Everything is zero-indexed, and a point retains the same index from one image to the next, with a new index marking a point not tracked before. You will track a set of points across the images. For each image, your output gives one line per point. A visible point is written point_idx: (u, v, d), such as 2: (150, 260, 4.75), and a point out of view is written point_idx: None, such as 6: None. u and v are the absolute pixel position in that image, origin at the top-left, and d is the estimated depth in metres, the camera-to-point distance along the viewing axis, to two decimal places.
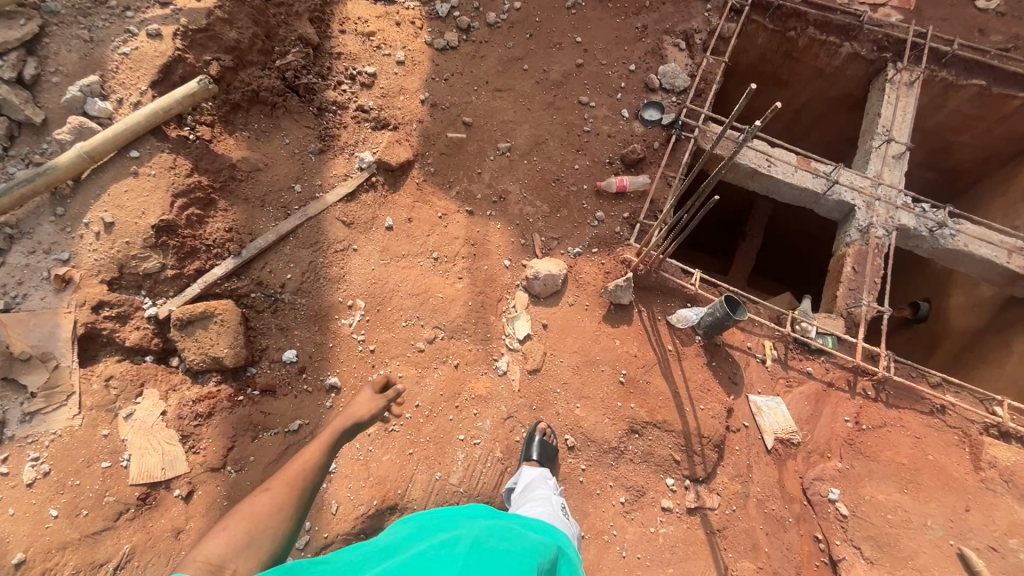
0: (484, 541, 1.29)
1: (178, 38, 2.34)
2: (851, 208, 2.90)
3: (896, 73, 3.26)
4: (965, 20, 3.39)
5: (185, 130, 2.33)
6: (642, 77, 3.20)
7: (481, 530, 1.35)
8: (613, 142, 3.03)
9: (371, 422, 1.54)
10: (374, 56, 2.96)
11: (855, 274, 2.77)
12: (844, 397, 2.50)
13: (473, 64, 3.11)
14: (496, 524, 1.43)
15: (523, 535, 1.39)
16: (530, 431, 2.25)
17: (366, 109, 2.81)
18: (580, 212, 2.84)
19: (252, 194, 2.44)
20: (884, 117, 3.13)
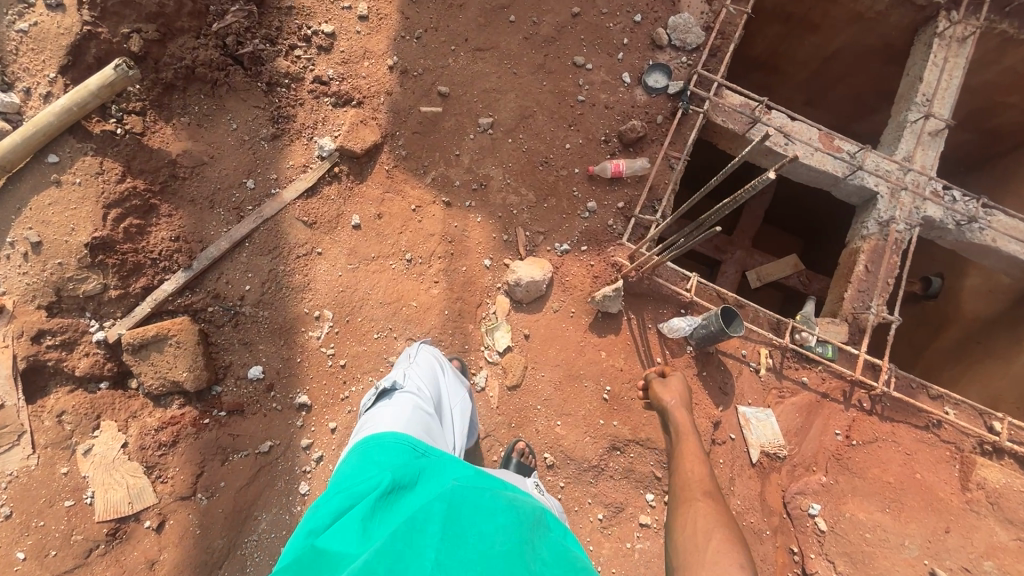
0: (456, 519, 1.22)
1: (84, 7, 1.97)
2: (872, 195, 2.61)
3: (946, 25, 2.76)
4: None
5: (110, 124, 2.02)
6: (648, 30, 2.74)
7: (453, 498, 1.28)
8: (611, 115, 2.66)
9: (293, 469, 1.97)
10: (333, 9, 2.51)
11: (867, 274, 2.54)
12: (838, 409, 2.41)
13: (449, 16, 2.66)
14: (469, 487, 1.36)
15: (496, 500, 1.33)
16: (506, 453, 2.17)
17: (326, 80, 2.43)
18: (569, 201, 2.56)
19: (199, 194, 2.18)
20: (927, 82, 2.71)
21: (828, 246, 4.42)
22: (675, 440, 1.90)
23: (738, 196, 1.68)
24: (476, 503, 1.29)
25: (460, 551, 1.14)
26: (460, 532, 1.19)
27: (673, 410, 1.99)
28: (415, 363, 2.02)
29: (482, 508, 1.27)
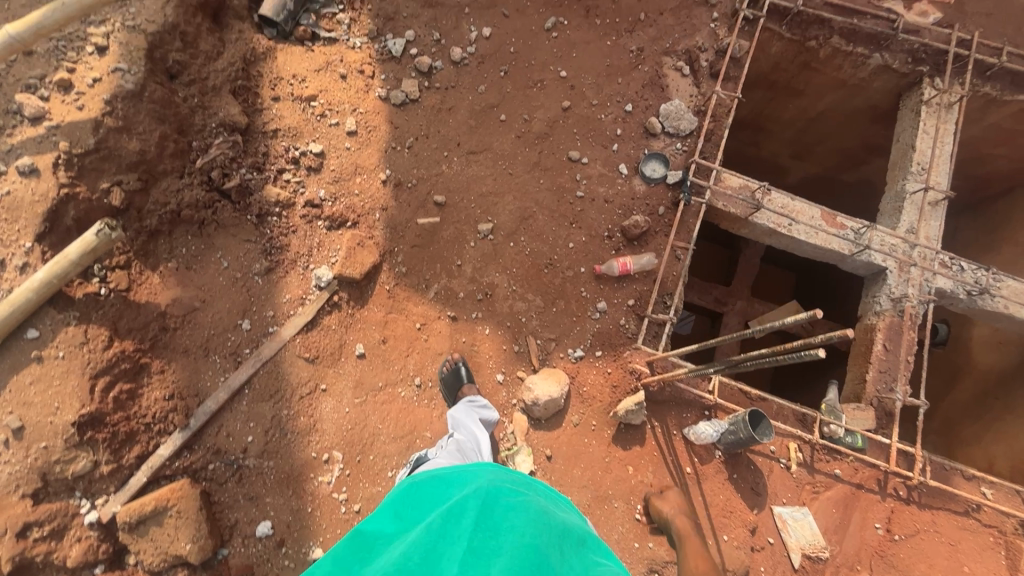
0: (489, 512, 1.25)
1: (60, 168, 1.85)
2: (881, 270, 2.58)
3: (931, 92, 2.79)
4: (1012, 17, 2.90)
5: (93, 285, 1.90)
6: (641, 119, 2.72)
7: (488, 492, 1.32)
8: (611, 209, 2.61)
9: None
10: (321, 126, 2.45)
11: (887, 353, 2.49)
12: (875, 500, 2.32)
13: (439, 121, 2.61)
14: (507, 484, 1.39)
15: (532, 497, 1.35)
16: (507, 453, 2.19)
17: (318, 202, 2.35)
18: (578, 303, 2.48)
19: (192, 344, 2.06)
20: (920, 151, 2.72)
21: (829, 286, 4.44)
22: (681, 544, 1.88)
23: (778, 356, 1.73)
24: (510, 498, 1.31)
25: (489, 542, 1.17)
26: (492, 523, 1.22)
27: (675, 519, 2.00)
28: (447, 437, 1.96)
29: (514, 502, 1.29)
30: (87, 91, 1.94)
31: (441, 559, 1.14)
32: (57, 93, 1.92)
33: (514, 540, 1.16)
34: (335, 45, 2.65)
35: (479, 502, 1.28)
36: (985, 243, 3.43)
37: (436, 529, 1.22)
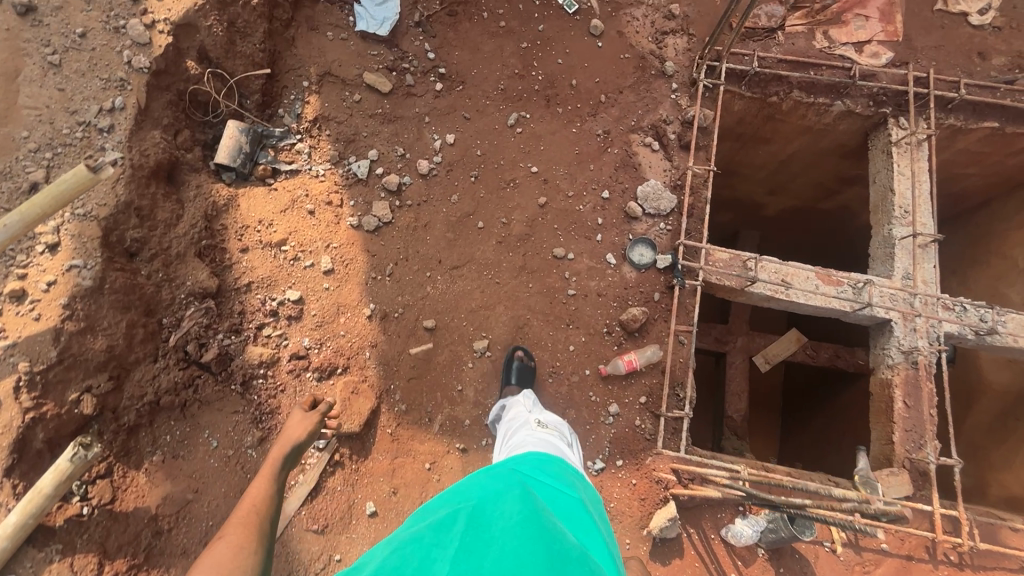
0: (480, 514, 1.31)
1: (22, 391, 1.72)
2: (886, 322, 2.53)
3: (899, 133, 2.79)
4: (960, 46, 2.94)
5: (74, 505, 1.77)
6: (620, 204, 2.67)
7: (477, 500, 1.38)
8: (606, 302, 2.53)
9: (308, 435, 1.92)
10: (295, 269, 2.35)
11: (909, 410, 2.43)
12: (928, 571, 2.23)
13: (417, 239, 2.53)
14: (496, 483, 1.47)
15: (517, 487, 1.43)
16: (507, 359, 2.39)
17: (304, 352, 2.24)
18: (589, 409, 2.38)
19: (191, 541, 1.91)
20: (900, 193, 2.71)
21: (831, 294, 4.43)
22: None
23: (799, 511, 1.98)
24: (500, 495, 1.38)
25: (482, 534, 1.22)
26: (484, 519, 1.27)
27: None
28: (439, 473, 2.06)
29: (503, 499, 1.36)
30: (42, 297, 1.82)
31: (435, 558, 1.19)
32: (10, 306, 1.80)
33: (505, 525, 1.22)
34: (298, 177, 2.57)
35: (469, 511, 1.33)
36: (972, 257, 3.45)
37: (430, 540, 1.25)
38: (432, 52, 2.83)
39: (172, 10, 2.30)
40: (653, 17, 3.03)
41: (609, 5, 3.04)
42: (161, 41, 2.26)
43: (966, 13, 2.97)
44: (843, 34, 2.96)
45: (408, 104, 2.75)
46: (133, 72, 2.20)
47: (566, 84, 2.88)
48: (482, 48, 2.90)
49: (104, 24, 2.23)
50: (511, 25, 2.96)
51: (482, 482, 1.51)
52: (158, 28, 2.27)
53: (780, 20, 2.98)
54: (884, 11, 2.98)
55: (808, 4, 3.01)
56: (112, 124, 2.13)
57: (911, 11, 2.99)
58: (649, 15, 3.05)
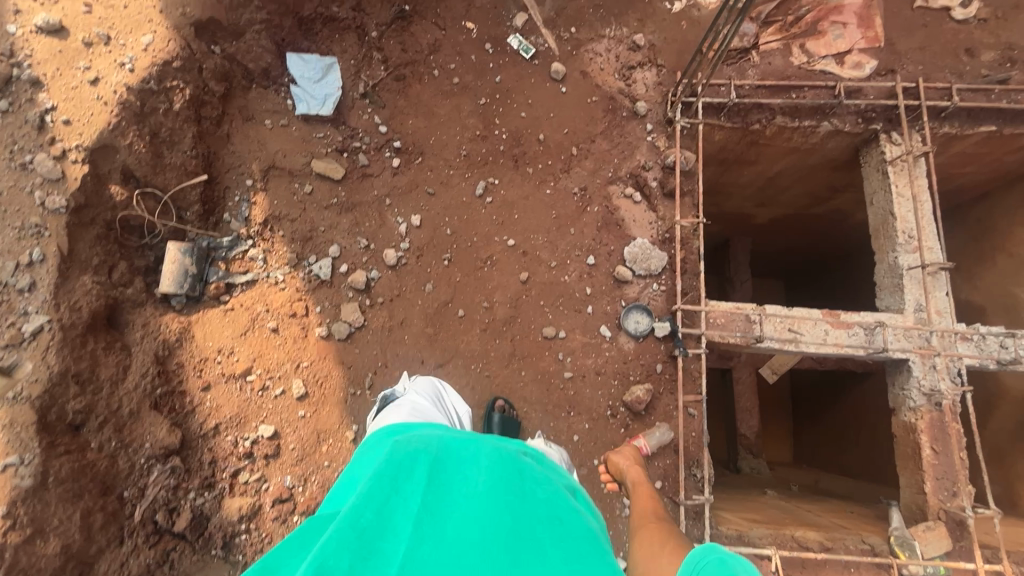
0: (447, 467, 1.27)
1: None
2: (903, 360, 2.38)
3: (893, 150, 2.61)
4: (945, 44, 2.74)
5: None
6: (608, 269, 2.47)
7: (442, 449, 1.33)
8: (606, 381, 2.35)
9: None
10: (266, 400, 2.14)
11: (938, 455, 2.29)
12: None
13: (395, 340, 2.33)
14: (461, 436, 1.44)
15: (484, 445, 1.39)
16: (488, 410, 2.25)
17: (287, 494, 2.06)
18: (603, 503, 2.23)
19: None
20: (902, 216, 2.53)
21: (852, 273, 4.30)
22: None
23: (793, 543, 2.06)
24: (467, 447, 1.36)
25: (447, 495, 1.20)
26: (450, 481, 1.23)
27: None
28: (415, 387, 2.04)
29: (470, 454, 1.33)
30: None
31: (396, 508, 1.13)
32: None
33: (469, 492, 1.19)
34: (255, 288, 2.33)
35: (435, 460, 1.27)
36: (977, 251, 3.30)
37: (397, 481, 1.19)
38: (384, 124, 2.59)
39: (84, 134, 2.04)
40: (616, 51, 2.81)
41: (568, 44, 2.81)
42: (77, 172, 2.01)
43: (948, 7, 2.76)
44: (821, 47, 2.76)
45: (365, 187, 2.51)
46: (49, 214, 1.96)
47: (533, 139, 2.66)
48: (437, 111, 2.66)
49: (9, 163, 1.98)
50: (466, 81, 2.72)
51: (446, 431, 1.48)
52: (70, 158, 2.02)
53: (753, 38, 2.76)
54: (861, 16, 2.77)
55: (780, 18, 2.79)
56: (32, 281, 1.89)
57: (890, 12, 2.79)
58: (613, 49, 2.82)
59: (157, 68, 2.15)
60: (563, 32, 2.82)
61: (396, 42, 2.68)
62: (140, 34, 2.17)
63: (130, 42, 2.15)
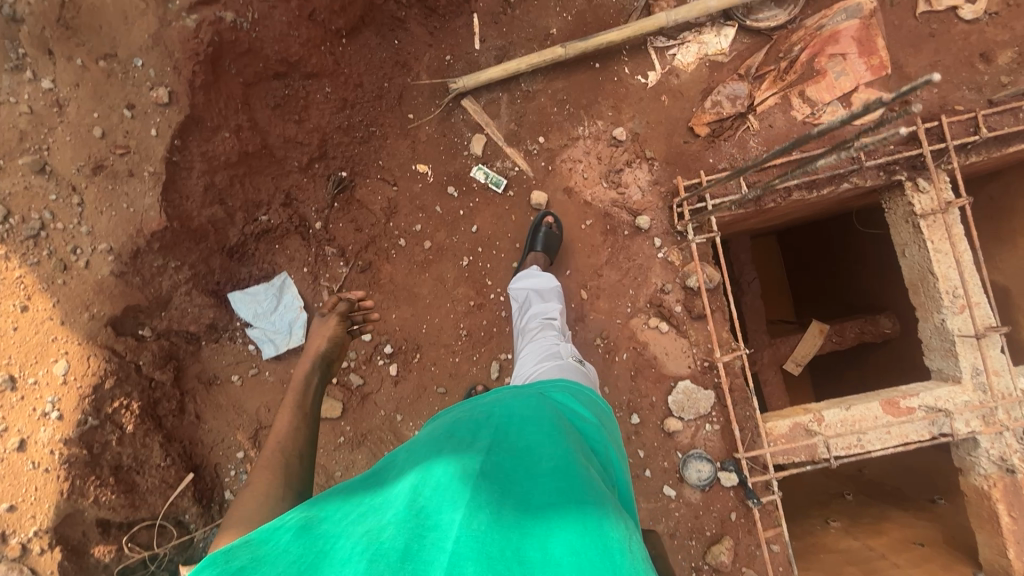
0: (500, 431, 1.14)
1: None
2: (969, 435, 2.30)
3: (922, 202, 2.36)
4: (954, 54, 2.41)
5: None
6: (655, 422, 2.29)
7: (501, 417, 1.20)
8: (683, 543, 2.24)
9: None
10: None
11: (1018, 521, 2.28)
12: None
13: None
14: (506, 400, 1.30)
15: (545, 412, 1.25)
16: None
17: None
18: None
19: None
20: (942, 276, 2.34)
21: (854, 240, 4.17)
22: None
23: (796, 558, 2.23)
24: (520, 410, 1.22)
25: (506, 460, 1.06)
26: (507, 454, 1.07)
27: None
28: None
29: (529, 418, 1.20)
30: None
31: (453, 477, 0.97)
32: None
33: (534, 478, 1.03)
34: None
35: (494, 432, 1.13)
36: (992, 231, 3.19)
37: (448, 456, 1.04)
38: (366, 331, 2.23)
39: (38, 514, 1.68)
40: (597, 152, 2.41)
41: (541, 158, 2.41)
42: (49, 564, 1.68)
43: (955, 7, 2.40)
44: (824, 90, 2.39)
45: (370, 411, 2.21)
46: None
47: None
48: (420, 291, 2.29)
49: None
50: (440, 240, 2.33)
51: (497, 397, 1.34)
52: (35, 548, 1.67)
53: (746, 102, 2.39)
54: (861, 42, 2.39)
55: (771, 66, 2.41)
56: None
57: (890, 28, 2.42)
58: (593, 149, 2.42)
59: (89, 400, 1.74)
60: (531, 145, 2.40)
61: (346, 222, 2.25)
62: (50, 362, 1.73)
63: (43, 377, 1.72)
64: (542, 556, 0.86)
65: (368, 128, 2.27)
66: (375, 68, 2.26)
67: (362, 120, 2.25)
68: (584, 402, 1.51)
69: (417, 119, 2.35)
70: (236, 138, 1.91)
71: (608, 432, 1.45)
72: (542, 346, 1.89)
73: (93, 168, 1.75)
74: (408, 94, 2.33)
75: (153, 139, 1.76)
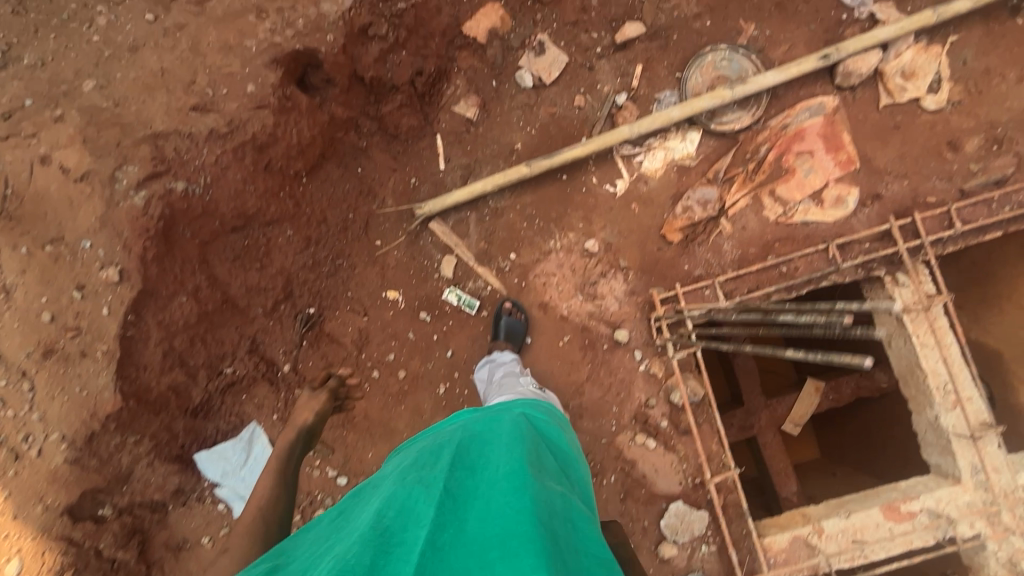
0: (462, 446, 1.20)
1: None
2: (977, 538, 2.21)
3: (904, 297, 2.31)
4: (920, 145, 2.40)
5: None
6: (649, 546, 2.19)
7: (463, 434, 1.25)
8: None
9: None
10: None
11: None
12: None
13: None
14: (468, 418, 1.36)
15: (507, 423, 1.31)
16: None
17: None
18: None
19: None
20: (931, 371, 2.29)
21: None
22: None
23: None
24: (483, 425, 1.28)
25: (465, 476, 1.11)
26: (467, 467, 1.13)
27: None
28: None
29: (492, 430, 1.26)
30: None
31: (416, 501, 1.03)
32: None
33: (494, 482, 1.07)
34: None
35: (454, 447, 1.19)
36: None
37: (413, 478, 1.11)
38: (342, 473, 2.15)
39: None
40: (570, 264, 2.37)
41: (513, 275, 2.36)
42: None
43: (917, 98, 2.40)
44: (794, 189, 2.37)
45: None
46: None
47: None
48: (397, 424, 2.22)
49: None
50: (415, 368, 2.26)
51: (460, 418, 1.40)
52: None
53: (716, 207, 2.37)
54: (826, 139, 2.39)
55: (738, 168, 2.40)
56: None
57: (854, 124, 2.42)
58: (566, 262, 2.37)
59: None
60: (503, 263, 2.36)
61: (316, 360, 2.18)
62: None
63: None
64: (498, 556, 0.91)
65: (334, 261, 2.23)
66: (339, 201, 2.22)
67: (328, 255, 2.21)
68: (546, 412, 1.57)
69: (384, 245, 2.30)
70: (194, 300, 1.86)
71: (563, 438, 1.48)
72: (510, 386, 1.86)
73: (43, 353, 1.67)
74: (374, 221, 2.29)
75: (105, 317, 1.70)
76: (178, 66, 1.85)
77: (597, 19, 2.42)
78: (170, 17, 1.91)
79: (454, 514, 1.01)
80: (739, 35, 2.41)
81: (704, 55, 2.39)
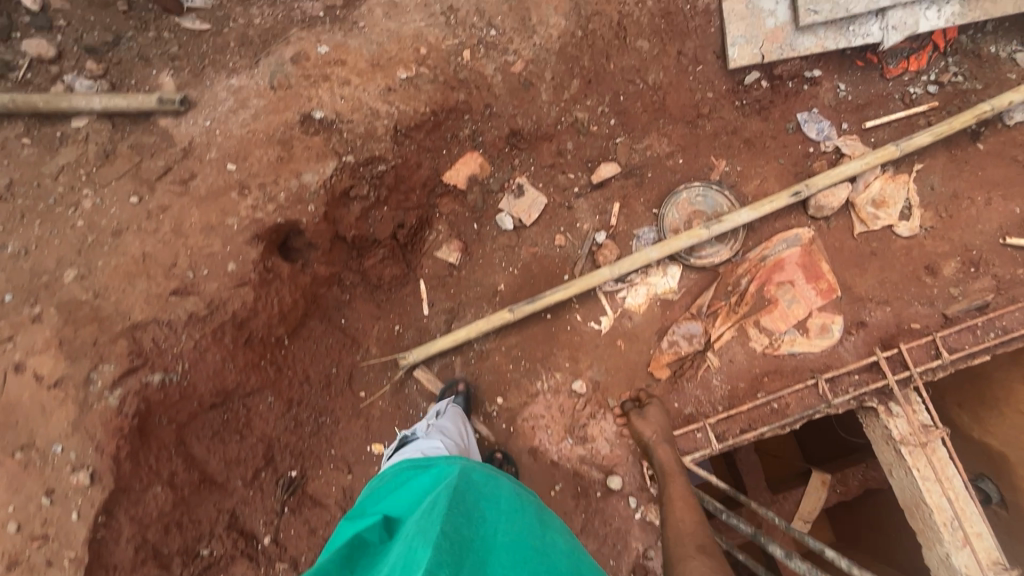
0: (460, 502, 1.26)
1: None
2: None
3: (898, 429, 2.27)
4: (897, 270, 2.43)
5: None
6: None
7: (460, 490, 1.32)
8: None
9: None
10: None
11: None
12: None
13: None
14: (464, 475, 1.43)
15: (503, 491, 1.39)
16: None
17: None
18: None
19: None
20: (935, 506, 2.21)
21: None
22: None
23: None
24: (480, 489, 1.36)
25: (464, 528, 1.16)
26: (466, 521, 1.19)
27: None
28: (440, 423, 1.98)
29: (490, 494, 1.36)
30: None
31: (416, 548, 1.07)
32: None
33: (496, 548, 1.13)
34: None
35: (451, 500, 1.24)
36: None
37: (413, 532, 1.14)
38: None
39: None
40: (558, 405, 2.33)
41: (501, 419, 2.33)
42: None
43: (891, 225, 2.45)
44: (779, 320, 2.36)
45: None
46: None
47: None
48: None
49: None
50: None
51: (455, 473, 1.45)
52: None
53: (700, 342, 2.37)
54: (805, 268, 2.41)
55: (721, 300, 2.41)
56: None
57: (831, 252, 2.45)
58: (555, 403, 2.33)
59: None
60: (490, 407, 2.33)
61: (299, 526, 2.10)
62: None
63: None
64: None
65: (317, 419, 2.19)
66: (321, 357, 2.21)
67: (311, 414, 2.17)
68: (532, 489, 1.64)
69: (369, 395, 2.28)
70: (170, 488, 1.81)
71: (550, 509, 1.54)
72: None
73: (8, 566, 1.61)
74: (358, 373, 2.27)
75: (74, 522, 1.64)
76: (160, 249, 1.87)
77: (573, 160, 2.48)
78: (155, 198, 1.96)
79: (452, 557, 1.02)
80: (710, 171, 2.49)
81: (675, 194, 2.46)
